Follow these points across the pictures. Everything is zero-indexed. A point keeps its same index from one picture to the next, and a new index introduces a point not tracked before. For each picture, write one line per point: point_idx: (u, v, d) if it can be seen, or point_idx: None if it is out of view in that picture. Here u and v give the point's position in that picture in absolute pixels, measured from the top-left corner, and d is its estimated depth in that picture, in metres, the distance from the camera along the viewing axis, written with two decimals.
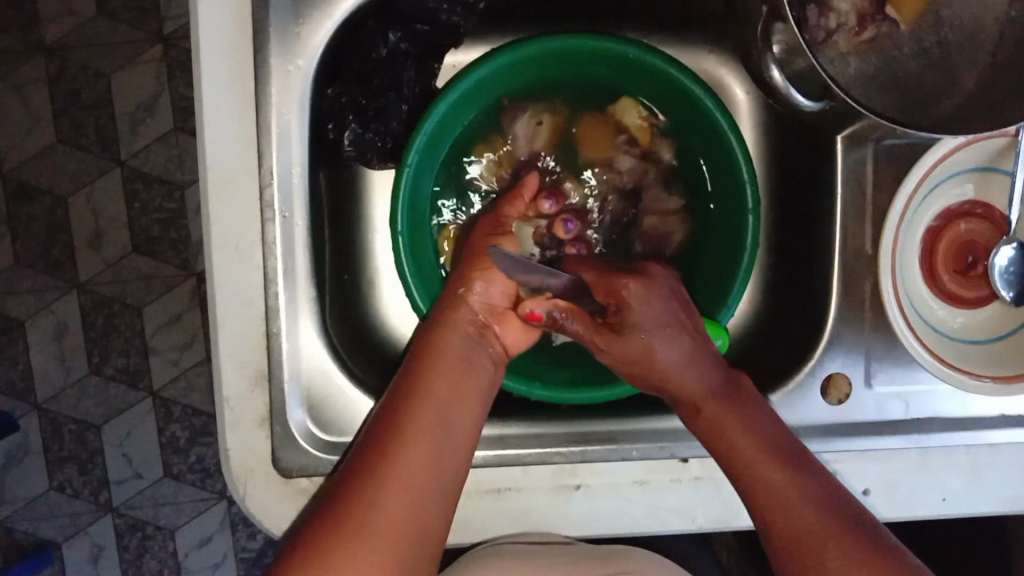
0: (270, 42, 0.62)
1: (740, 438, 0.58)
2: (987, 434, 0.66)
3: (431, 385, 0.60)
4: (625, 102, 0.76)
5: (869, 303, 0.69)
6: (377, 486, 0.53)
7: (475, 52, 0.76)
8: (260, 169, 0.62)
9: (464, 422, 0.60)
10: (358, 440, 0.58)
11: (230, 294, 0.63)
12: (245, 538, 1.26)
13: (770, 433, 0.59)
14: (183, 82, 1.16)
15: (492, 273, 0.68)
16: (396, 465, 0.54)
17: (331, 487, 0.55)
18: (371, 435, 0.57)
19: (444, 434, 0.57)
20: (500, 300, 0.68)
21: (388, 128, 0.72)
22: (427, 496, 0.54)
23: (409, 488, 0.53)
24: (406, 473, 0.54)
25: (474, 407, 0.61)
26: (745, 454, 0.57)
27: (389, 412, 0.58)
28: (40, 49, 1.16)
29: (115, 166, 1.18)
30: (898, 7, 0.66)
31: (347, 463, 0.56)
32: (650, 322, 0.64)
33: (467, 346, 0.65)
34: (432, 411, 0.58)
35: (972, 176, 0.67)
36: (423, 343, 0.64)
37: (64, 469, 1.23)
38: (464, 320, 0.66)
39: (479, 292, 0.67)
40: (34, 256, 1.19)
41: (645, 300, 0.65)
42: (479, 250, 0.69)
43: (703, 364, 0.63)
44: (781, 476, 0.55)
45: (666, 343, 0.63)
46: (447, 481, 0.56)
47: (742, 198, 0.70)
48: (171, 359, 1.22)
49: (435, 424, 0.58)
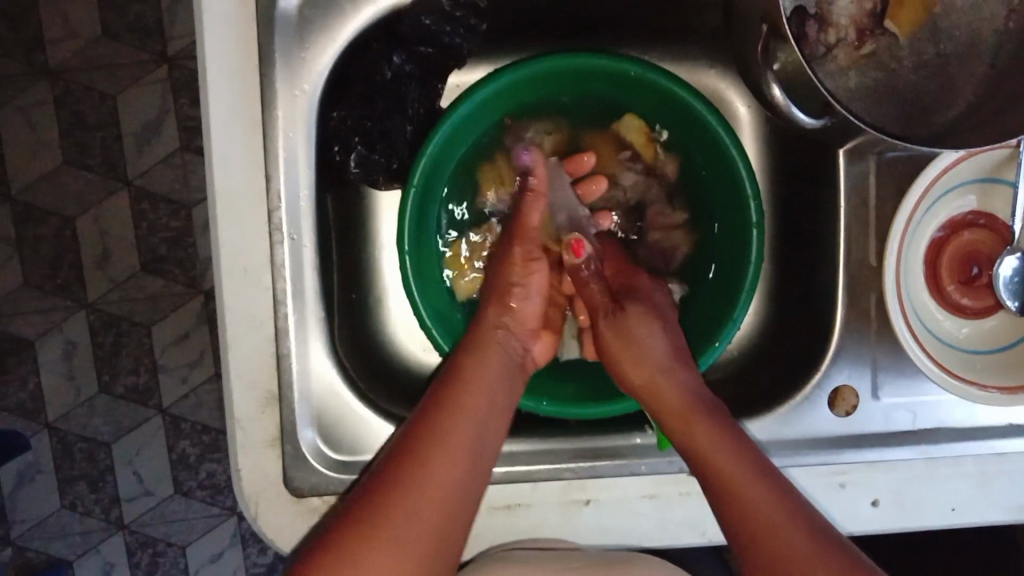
0: (276, 65, 0.63)
1: (720, 442, 0.59)
2: (994, 443, 0.67)
3: (465, 404, 0.61)
4: (628, 119, 0.76)
5: (875, 314, 0.69)
6: (403, 504, 0.53)
7: (479, 71, 0.77)
8: (268, 193, 0.63)
9: (492, 445, 0.60)
10: (387, 451, 0.59)
11: (240, 317, 0.64)
12: (256, 553, 1.26)
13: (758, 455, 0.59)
14: (188, 101, 1.17)
15: (529, 291, 0.72)
16: (422, 485, 0.55)
17: (354, 497, 0.55)
18: (402, 446, 0.57)
19: (473, 457, 0.58)
20: (531, 322, 0.72)
21: (396, 149, 0.72)
22: (446, 518, 0.55)
23: (431, 510, 0.54)
24: (430, 494, 0.55)
25: (501, 421, 0.62)
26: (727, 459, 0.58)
27: (424, 427, 0.58)
28: (46, 71, 1.17)
29: (122, 185, 1.19)
30: (895, 20, 0.67)
31: (372, 475, 0.56)
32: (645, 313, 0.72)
33: (502, 365, 0.66)
34: (467, 428, 0.59)
35: (974, 188, 0.68)
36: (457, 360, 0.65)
37: (75, 488, 1.24)
38: (502, 340, 0.68)
39: (512, 317, 0.70)
40: (43, 277, 1.20)
41: (648, 295, 0.74)
42: (511, 272, 0.72)
43: (680, 365, 0.68)
44: (760, 485, 0.57)
45: (656, 337, 0.70)
46: (466, 503, 0.56)
47: (746, 213, 0.70)
48: (180, 376, 1.23)
49: (467, 436, 0.58)
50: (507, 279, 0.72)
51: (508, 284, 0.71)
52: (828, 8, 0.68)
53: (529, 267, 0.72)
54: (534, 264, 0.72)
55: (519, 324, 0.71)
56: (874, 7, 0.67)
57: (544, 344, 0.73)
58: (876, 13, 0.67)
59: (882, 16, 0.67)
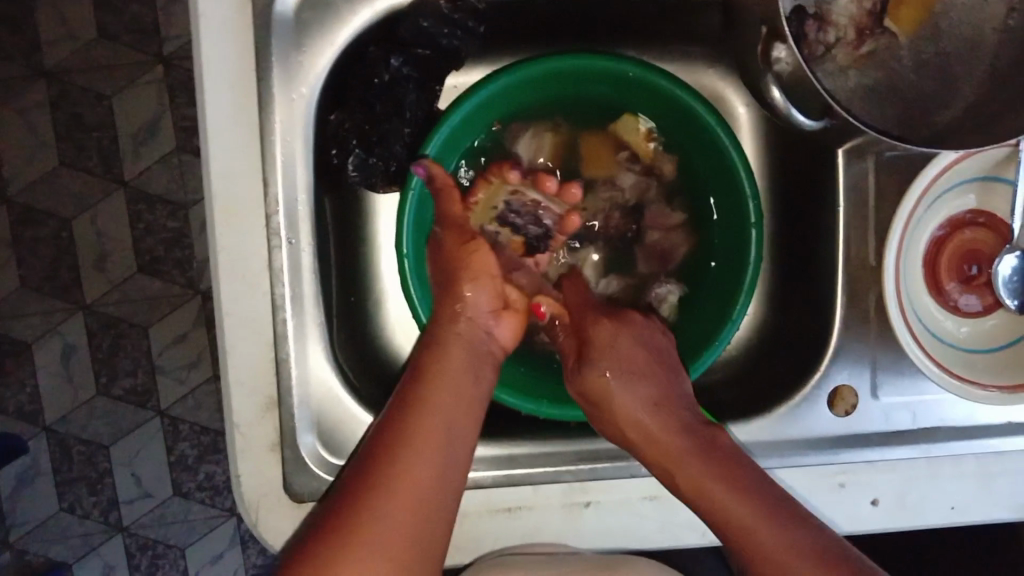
0: (276, 73, 0.63)
1: (709, 477, 0.58)
2: (993, 442, 0.67)
3: (436, 396, 0.59)
4: (626, 119, 0.76)
5: (874, 314, 0.69)
6: (379, 500, 0.52)
7: (476, 73, 0.77)
8: (266, 198, 0.63)
9: (464, 437, 0.58)
10: (361, 450, 0.57)
11: (238, 322, 0.63)
12: (255, 554, 1.27)
13: (741, 465, 0.59)
14: (185, 103, 1.17)
15: (480, 280, 0.68)
16: (396, 479, 0.53)
17: (332, 500, 0.54)
18: (375, 443, 0.56)
19: (446, 442, 0.57)
20: (488, 305, 0.68)
21: (393, 153, 0.72)
22: (425, 509, 0.53)
23: (408, 503, 0.53)
24: (406, 488, 0.53)
25: (472, 418, 0.60)
26: (727, 500, 0.56)
27: (393, 424, 0.57)
28: (42, 73, 1.16)
29: (118, 187, 1.18)
30: (896, 19, 0.66)
31: (347, 476, 0.55)
32: (614, 361, 0.69)
33: (471, 359, 0.64)
34: (435, 427, 0.57)
35: (973, 187, 0.68)
36: (426, 357, 0.63)
37: (74, 490, 1.24)
38: (463, 331, 0.66)
39: (476, 297, 0.68)
40: (40, 279, 1.20)
41: (614, 340, 0.71)
42: (462, 260, 0.69)
43: (664, 408, 0.65)
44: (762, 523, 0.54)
45: (623, 383, 0.67)
46: (444, 500, 0.54)
47: (745, 212, 0.70)
48: (178, 378, 1.23)
49: (437, 432, 0.57)
50: (455, 265, 0.69)
51: (456, 266, 0.69)
52: (827, 8, 0.68)
53: (475, 250, 0.70)
54: (478, 249, 0.70)
55: (475, 308, 0.68)
56: (873, 6, 0.67)
57: (509, 324, 0.70)
58: (876, 12, 0.67)
59: (882, 15, 0.67)
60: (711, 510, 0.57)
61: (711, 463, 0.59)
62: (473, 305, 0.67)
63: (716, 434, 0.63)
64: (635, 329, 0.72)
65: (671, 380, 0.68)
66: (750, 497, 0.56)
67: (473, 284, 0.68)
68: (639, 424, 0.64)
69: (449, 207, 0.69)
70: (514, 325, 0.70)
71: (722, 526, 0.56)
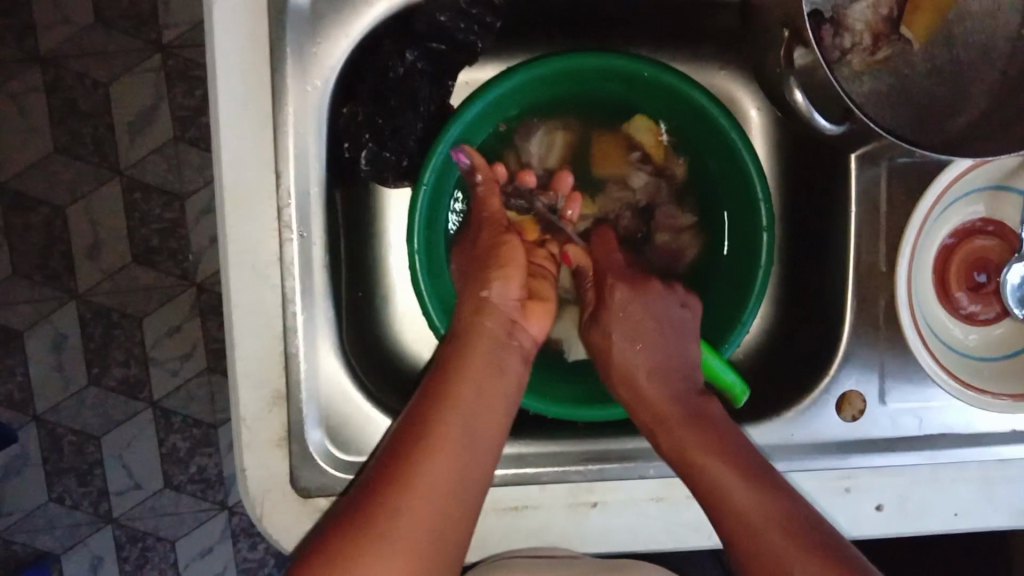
0: (288, 62, 0.62)
1: (706, 459, 0.59)
2: (996, 450, 0.67)
3: (459, 394, 0.57)
4: (637, 119, 0.76)
5: (883, 319, 0.69)
6: (401, 501, 0.51)
7: (489, 70, 0.77)
8: (277, 190, 0.62)
9: (489, 434, 0.57)
10: (384, 445, 0.57)
11: (247, 313, 0.63)
12: (246, 548, 1.25)
13: (731, 437, 0.61)
14: (183, 92, 1.16)
15: (510, 271, 0.66)
16: (420, 473, 0.52)
17: (356, 493, 0.54)
18: (399, 437, 0.55)
19: (470, 439, 0.56)
20: (516, 295, 0.66)
21: (406, 148, 0.72)
22: (451, 504, 0.53)
23: (430, 501, 0.52)
24: (429, 483, 0.52)
25: (500, 409, 0.59)
26: (724, 477, 0.58)
27: (416, 419, 0.56)
28: (38, 58, 1.15)
29: (114, 175, 1.17)
30: (911, 25, 0.66)
31: (371, 470, 0.54)
32: (624, 325, 0.69)
33: (496, 347, 0.62)
34: (458, 422, 0.56)
35: (984, 195, 0.68)
36: (451, 348, 0.62)
37: (63, 481, 1.22)
38: (491, 326, 0.64)
39: (497, 290, 0.65)
40: (32, 267, 1.18)
41: (630, 305, 0.70)
42: (489, 250, 0.68)
43: (663, 378, 0.66)
44: (750, 500, 0.56)
45: (633, 354, 0.68)
46: (468, 493, 0.54)
47: (756, 215, 0.70)
48: (171, 369, 1.21)
49: (461, 429, 0.56)
50: (485, 260, 0.67)
51: (488, 263, 0.67)
52: (844, 12, 0.67)
53: (505, 243, 0.68)
54: (506, 241, 0.68)
55: (504, 300, 0.65)
56: (889, 12, 0.66)
57: (536, 316, 0.67)
58: (892, 18, 0.66)
59: (898, 21, 0.66)
60: (700, 483, 0.59)
61: (714, 443, 0.60)
62: (499, 299, 0.65)
63: (707, 404, 0.65)
64: (657, 301, 0.71)
65: (680, 343, 0.69)
66: (738, 467, 0.58)
67: (499, 277, 0.66)
68: (636, 387, 0.66)
69: (488, 203, 0.71)
70: (543, 316, 0.67)
71: (710, 498, 0.58)
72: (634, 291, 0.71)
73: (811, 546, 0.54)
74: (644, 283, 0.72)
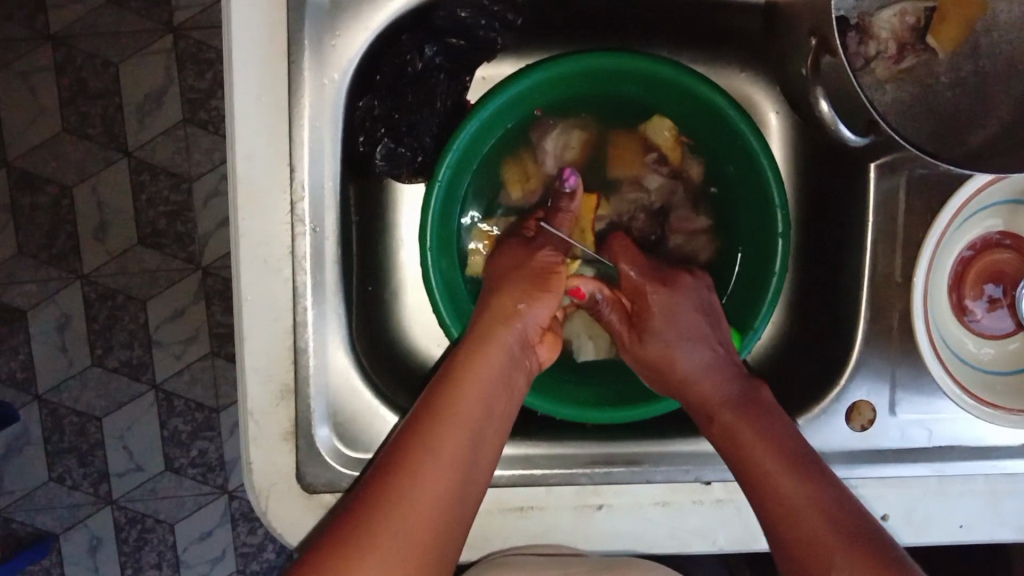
0: (307, 54, 0.61)
1: (753, 445, 0.58)
2: (1005, 464, 0.67)
3: (458, 405, 0.55)
4: (653, 119, 0.75)
5: (897, 328, 0.68)
6: (394, 505, 0.48)
7: (506, 66, 0.76)
8: (291, 183, 0.61)
9: (486, 454, 0.55)
10: (377, 456, 0.53)
11: (259, 305, 0.62)
12: (245, 533, 1.25)
13: (773, 428, 0.59)
14: (193, 74, 1.14)
15: (541, 297, 0.66)
16: (413, 491, 0.49)
17: (352, 497, 0.51)
18: (394, 449, 0.52)
19: (468, 455, 0.53)
20: (543, 322, 0.66)
21: (422, 144, 0.72)
22: (445, 520, 0.50)
23: (426, 513, 0.49)
24: (426, 495, 0.49)
25: (498, 425, 0.57)
26: (770, 462, 0.56)
27: (410, 430, 0.53)
28: (48, 36, 1.14)
29: (121, 156, 1.16)
30: (938, 35, 0.65)
31: (365, 479, 0.51)
32: (673, 332, 0.68)
33: (502, 363, 0.60)
34: (457, 434, 0.53)
35: (1002, 209, 0.68)
36: (455, 361, 0.59)
37: (64, 461, 1.22)
38: (503, 340, 0.62)
39: (529, 310, 0.65)
40: (38, 247, 1.18)
41: (669, 308, 0.70)
42: (537, 275, 0.67)
43: (725, 375, 0.65)
44: (799, 486, 0.54)
45: (686, 353, 0.67)
46: (461, 505, 0.51)
47: (772, 219, 0.69)
48: (174, 353, 1.21)
49: (459, 444, 0.53)
50: (511, 278, 0.67)
51: (530, 276, 0.67)
52: (869, 20, 0.67)
53: (542, 271, 0.68)
54: (544, 267, 0.68)
55: (530, 320, 0.65)
56: (916, 21, 0.66)
57: (548, 346, 0.68)
58: (919, 27, 0.66)
59: (924, 31, 0.66)
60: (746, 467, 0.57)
61: (772, 441, 0.58)
62: (529, 319, 0.65)
63: (760, 386, 0.64)
64: (685, 291, 0.71)
65: (712, 330, 0.69)
66: (783, 452, 0.57)
67: (529, 296, 0.65)
68: (696, 379, 0.65)
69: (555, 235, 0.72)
70: (551, 348, 0.68)
71: (757, 485, 0.56)
72: (670, 294, 0.70)
73: (846, 527, 0.51)
74: (677, 278, 0.72)
